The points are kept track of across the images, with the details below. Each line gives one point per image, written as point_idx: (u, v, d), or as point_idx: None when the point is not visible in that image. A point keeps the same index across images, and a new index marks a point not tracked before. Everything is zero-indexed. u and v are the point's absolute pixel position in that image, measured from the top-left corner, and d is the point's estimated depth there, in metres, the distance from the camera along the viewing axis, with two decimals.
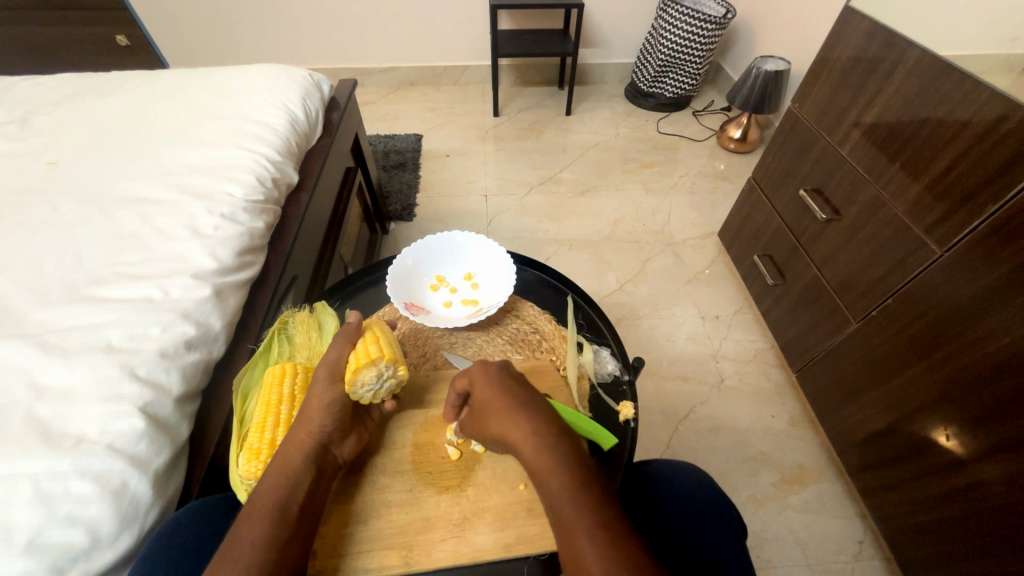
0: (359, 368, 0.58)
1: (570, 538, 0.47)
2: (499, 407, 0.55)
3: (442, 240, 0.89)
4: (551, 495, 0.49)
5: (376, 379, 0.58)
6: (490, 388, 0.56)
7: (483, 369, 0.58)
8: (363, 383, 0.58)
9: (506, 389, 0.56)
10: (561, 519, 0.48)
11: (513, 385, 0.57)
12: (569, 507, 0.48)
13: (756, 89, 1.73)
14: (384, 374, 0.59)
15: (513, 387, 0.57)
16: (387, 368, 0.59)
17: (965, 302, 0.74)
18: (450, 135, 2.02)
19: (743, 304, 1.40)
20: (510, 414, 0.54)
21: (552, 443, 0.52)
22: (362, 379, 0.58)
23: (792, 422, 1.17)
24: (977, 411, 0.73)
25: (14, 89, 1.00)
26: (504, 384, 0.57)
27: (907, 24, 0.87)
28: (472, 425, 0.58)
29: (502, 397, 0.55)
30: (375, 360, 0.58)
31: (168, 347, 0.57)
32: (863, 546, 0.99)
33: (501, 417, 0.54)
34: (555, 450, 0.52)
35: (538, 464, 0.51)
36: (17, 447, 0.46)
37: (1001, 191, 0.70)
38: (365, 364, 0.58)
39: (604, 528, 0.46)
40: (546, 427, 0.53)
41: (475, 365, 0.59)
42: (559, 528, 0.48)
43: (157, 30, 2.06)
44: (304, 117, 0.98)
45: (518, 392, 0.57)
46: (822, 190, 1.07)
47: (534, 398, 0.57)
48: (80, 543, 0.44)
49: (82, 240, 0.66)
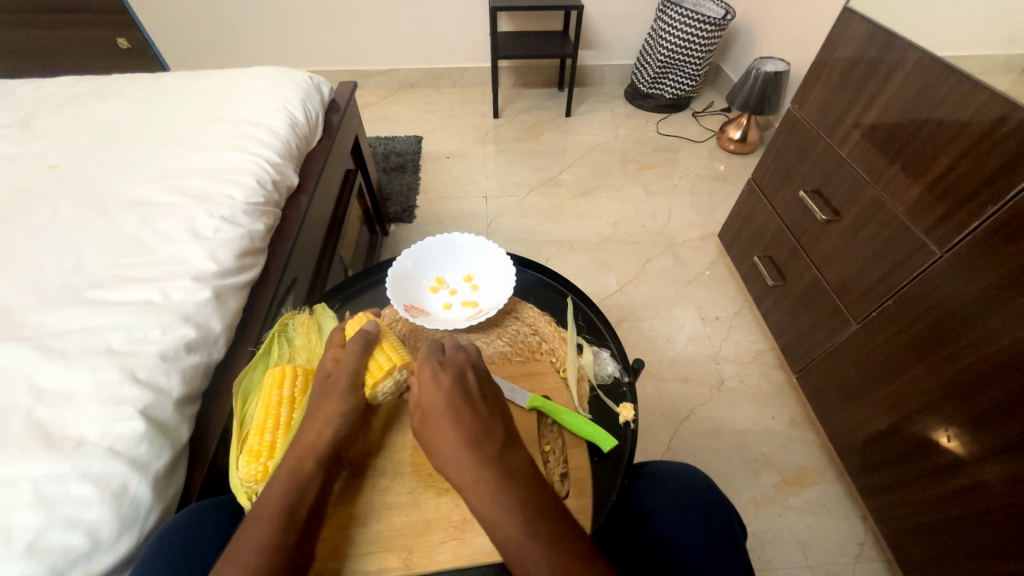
0: (377, 378, 0.62)
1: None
2: (441, 423, 0.55)
3: (442, 242, 0.89)
4: (499, 537, 0.49)
5: (393, 385, 0.63)
6: (439, 402, 0.57)
7: (435, 381, 0.59)
8: (385, 388, 0.63)
9: (454, 406, 0.56)
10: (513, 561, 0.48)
11: (457, 403, 0.57)
12: (525, 551, 0.47)
13: (756, 89, 1.73)
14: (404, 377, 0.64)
15: (458, 402, 0.57)
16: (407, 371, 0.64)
17: (967, 302, 0.74)
18: (450, 137, 2.02)
19: (743, 305, 1.40)
20: (453, 443, 0.53)
21: (502, 481, 0.51)
22: (383, 385, 0.63)
23: (793, 423, 1.16)
24: (978, 412, 0.73)
25: (16, 92, 1.00)
26: (448, 397, 0.57)
27: (906, 25, 0.87)
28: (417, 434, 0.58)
29: (443, 415, 0.56)
30: (391, 370, 0.63)
31: (168, 349, 0.58)
32: (864, 548, 0.99)
33: (444, 436, 0.54)
34: (501, 490, 0.50)
35: (482, 507, 0.50)
36: (17, 450, 0.46)
37: (1000, 192, 0.70)
38: (385, 371, 0.63)
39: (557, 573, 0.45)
40: (492, 461, 0.52)
41: (429, 369, 0.60)
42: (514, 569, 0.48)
43: (157, 33, 2.06)
44: (304, 119, 0.99)
45: (471, 415, 0.56)
46: (821, 191, 1.07)
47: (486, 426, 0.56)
48: (79, 546, 0.44)
49: (82, 243, 0.66)
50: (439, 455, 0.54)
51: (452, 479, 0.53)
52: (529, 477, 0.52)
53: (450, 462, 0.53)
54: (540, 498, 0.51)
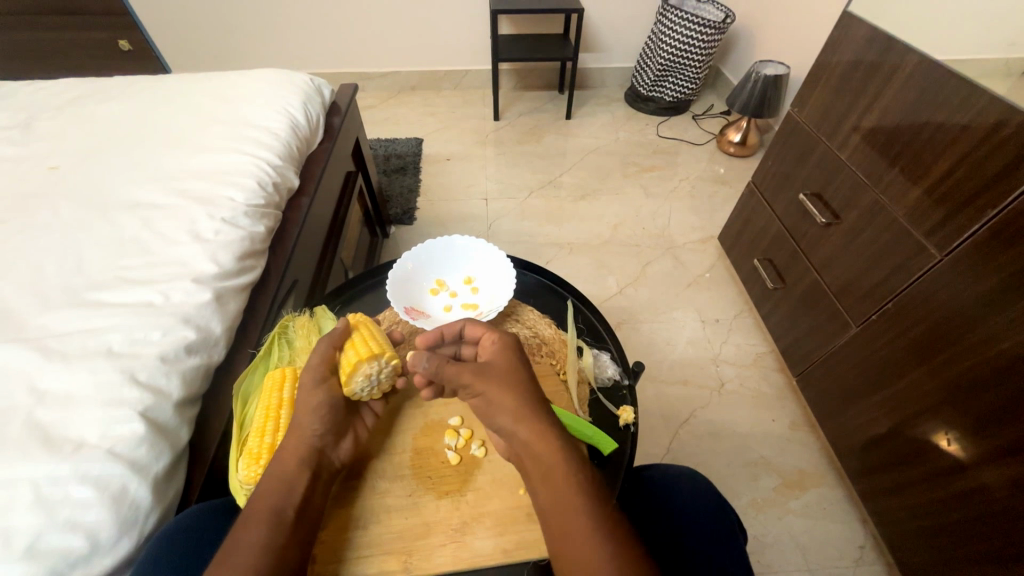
0: (348, 376, 0.60)
1: (573, 544, 0.47)
2: (515, 387, 0.56)
3: (443, 244, 0.90)
4: (563, 489, 0.49)
5: (367, 378, 0.60)
6: (514, 369, 0.58)
7: (507, 350, 0.61)
8: (358, 383, 0.59)
9: (526, 376, 0.58)
10: (564, 523, 0.48)
11: (528, 373, 0.59)
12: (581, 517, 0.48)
13: (756, 93, 1.73)
14: (377, 367, 0.60)
15: (529, 373, 0.59)
16: (378, 360, 0.61)
17: (966, 306, 0.74)
18: (451, 139, 2.03)
19: (743, 307, 1.40)
20: (529, 399, 0.55)
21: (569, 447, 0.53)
22: (355, 380, 0.60)
23: (793, 426, 1.16)
24: (978, 415, 0.73)
25: (18, 94, 1.00)
26: (520, 366, 0.59)
27: (905, 29, 0.87)
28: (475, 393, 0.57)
29: (517, 379, 0.57)
30: (357, 365, 0.59)
31: (168, 351, 0.58)
32: (864, 551, 0.99)
33: (514, 399, 0.55)
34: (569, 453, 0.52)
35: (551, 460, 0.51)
36: (16, 452, 0.46)
37: (1000, 196, 0.70)
38: (353, 366, 0.60)
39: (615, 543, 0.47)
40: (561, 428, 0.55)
41: (506, 340, 0.62)
42: (561, 529, 0.48)
43: (159, 35, 2.07)
44: (306, 122, 0.99)
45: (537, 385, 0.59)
46: (821, 194, 1.07)
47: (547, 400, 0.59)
48: (78, 548, 0.44)
49: (83, 245, 0.66)
50: (508, 414, 0.54)
51: (520, 432, 0.53)
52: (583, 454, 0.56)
53: (518, 424, 0.53)
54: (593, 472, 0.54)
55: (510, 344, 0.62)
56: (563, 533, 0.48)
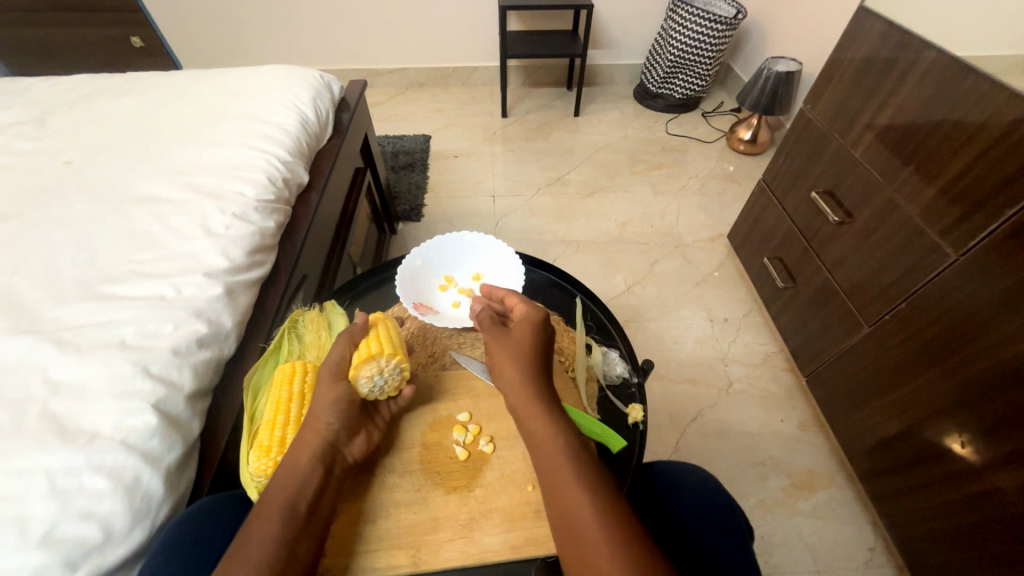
0: (353, 378, 0.60)
1: (563, 498, 0.49)
2: (521, 353, 0.59)
3: (452, 240, 0.90)
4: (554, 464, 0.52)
5: (372, 379, 0.60)
6: (528, 336, 0.61)
7: (532, 316, 0.63)
8: (361, 385, 0.60)
9: (538, 345, 0.61)
10: (555, 477, 0.51)
11: (541, 342, 0.62)
12: (570, 475, 0.50)
13: (767, 90, 1.71)
14: (377, 369, 0.60)
15: (543, 340, 0.62)
16: (378, 363, 0.61)
17: (981, 306, 0.73)
18: (459, 136, 2.02)
19: (752, 307, 1.39)
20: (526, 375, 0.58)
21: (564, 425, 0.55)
22: (360, 383, 0.60)
23: (803, 426, 1.15)
24: (992, 418, 0.72)
25: (33, 89, 1.01)
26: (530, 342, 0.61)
27: (921, 25, 0.86)
28: (489, 352, 0.62)
29: (527, 345, 0.60)
30: (359, 368, 0.60)
31: (180, 344, 0.58)
32: (874, 553, 0.98)
33: (517, 365, 0.58)
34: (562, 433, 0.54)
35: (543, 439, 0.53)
36: (33, 442, 0.47)
37: (1018, 195, 0.69)
38: (356, 368, 0.61)
39: (601, 498, 0.49)
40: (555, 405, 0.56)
41: (534, 306, 0.65)
42: (551, 483, 0.51)
43: (169, 31, 2.08)
44: (315, 118, 0.99)
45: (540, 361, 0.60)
46: (834, 193, 1.06)
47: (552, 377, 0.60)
48: (92, 538, 0.45)
49: (96, 238, 0.67)
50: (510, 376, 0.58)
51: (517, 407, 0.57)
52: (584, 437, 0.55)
53: (520, 386, 0.57)
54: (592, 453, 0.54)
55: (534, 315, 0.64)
56: (554, 488, 0.51)
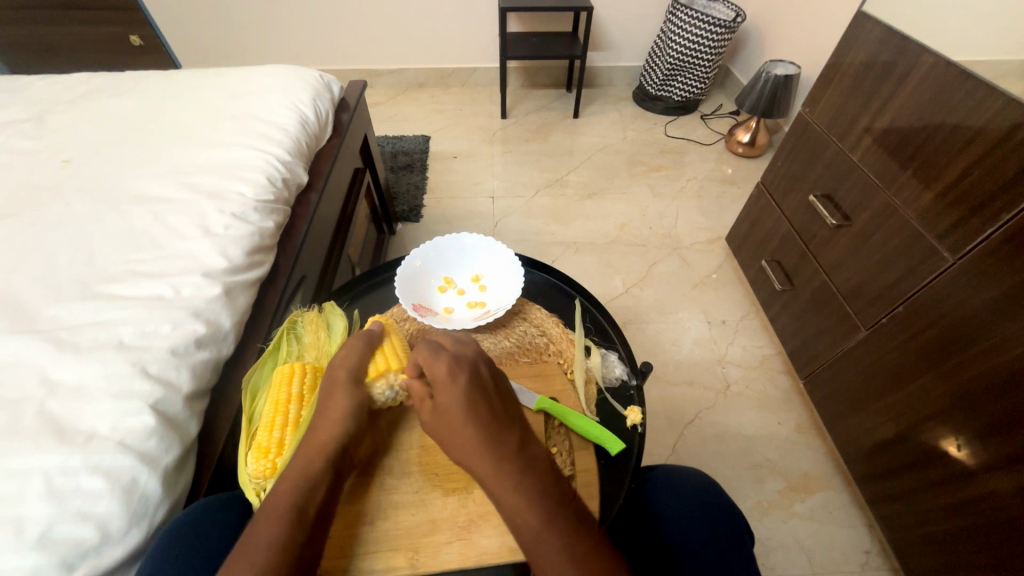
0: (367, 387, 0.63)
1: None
2: (454, 424, 0.53)
3: (451, 241, 0.90)
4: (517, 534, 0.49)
5: (385, 391, 0.63)
6: (453, 408, 0.54)
7: (449, 377, 0.55)
8: (372, 398, 0.63)
9: (474, 405, 0.54)
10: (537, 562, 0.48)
11: (477, 400, 0.54)
12: (545, 558, 0.47)
13: (766, 92, 1.72)
14: (387, 384, 0.63)
15: (473, 399, 0.54)
16: (390, 378, 0.63)
17: (977, 310, 0.74)
18: (457, 137, 2.03)
19: (750, 309, 1.40)
20: (471, 442, 0.52)
21: (520, 474, 0.51)
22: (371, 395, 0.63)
23: (799, 428, 1.16)
24: (987, 422, 0.72)
25: (31, 88, 1.01)
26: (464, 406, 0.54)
27: (919, 30, 0.86)
28: (432, 432, 0.56)
29: (456, 411, 0.53)
30: (372, 380, 0.63)
31: (178, 345, 0.58)
32: (870, 557, 0.98)
33: (456, 441, 0.53)
34: (521, 488, 0.50)
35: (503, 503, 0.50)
36: (29, 442, 0.47)
37: (1015, 200, 0.69)
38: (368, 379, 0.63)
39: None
40: (509, 461, 0.51)
41: (440, 366, 0.56)
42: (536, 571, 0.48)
43: (169, 30, 2.08)
44: (314, 118, 0.99)
45: (482, 414, 0.54)
46: (831, 196, 1.06)
47: (502, 420, 0.55)
48: (89, 539, 0.44)
49: (95, 237, 0.67)
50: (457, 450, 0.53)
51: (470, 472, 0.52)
52: (547, 477, 0.52)
53: (469, 459, 0.52)
54: (557, 497, 0.51)
55: (450, 375, 0.55)
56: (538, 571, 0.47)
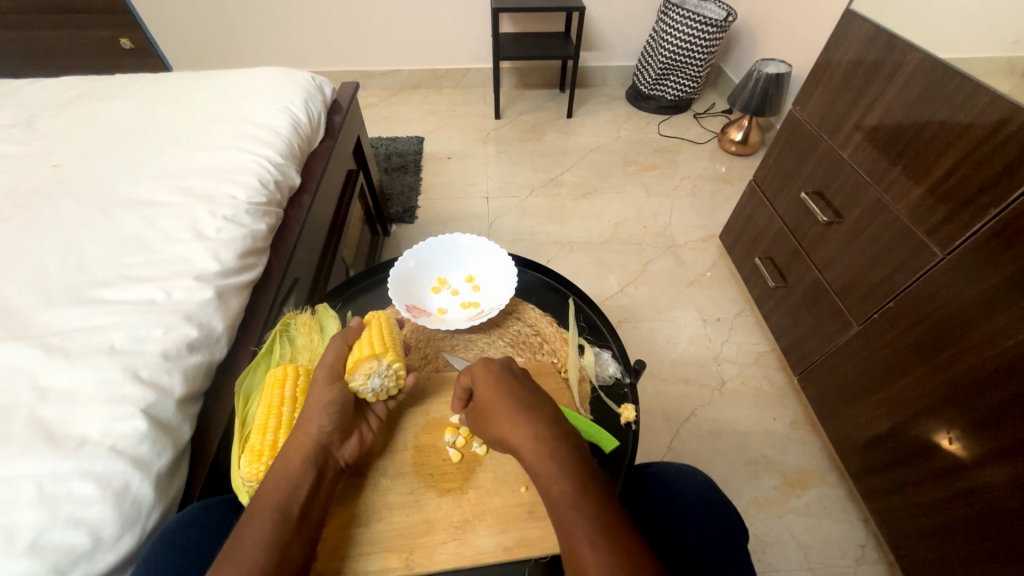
0: (349, 380, 0.60)
1: None
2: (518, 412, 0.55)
3: (444, 241, 0.89)
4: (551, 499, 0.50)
5: (368, 378, 0.60)
6: (509, 399, 0.56)
7: (495, 379, 0.58)
8: (360, 393, 0.61)
9: (523, 398, 0.57)
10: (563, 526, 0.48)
11: (526, 393, 0.58)
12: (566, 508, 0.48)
13: (758, 91, 1.72)
14: (365, 374, 0.59)
15: (528, 397, 0.58)
16: (364, 367, 0.60)
17: (967, 305, 0.74)
18: (451, 137, 2.02)
19: (744, 306, 1.40)
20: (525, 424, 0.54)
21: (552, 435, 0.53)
22: (358, 389, 0.61)
23: (794, 425, 1.16)
24: (979, 415, 0.73)
25: (20, 91, 1.00)
26: (516, 395, 0.57)
27: (908, 28, 0.87)
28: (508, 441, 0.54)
29: (523, 411, 0.55)
30: (352, 372, 0.60)
31: (170, 349, 0.58)
32: (866, 550, 0.99)
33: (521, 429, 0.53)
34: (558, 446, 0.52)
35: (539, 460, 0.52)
36: (18, 448, 0.46)
37: (1003, 194, 0.70)
38: (347, 376, 0.61)
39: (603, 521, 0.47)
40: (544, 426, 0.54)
41: (489, 371, 0.60)
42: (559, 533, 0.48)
43: (161, 32, 2.07)
44: (307, 119, 0.99)
45: (520, 395, 0.57)
46: (823, 193, 1.07)
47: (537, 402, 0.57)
48: (80, 545, 0.44)
49: (85, 241, 0.66)
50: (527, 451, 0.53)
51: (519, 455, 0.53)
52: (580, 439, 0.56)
53: (527, 442, 0.53)
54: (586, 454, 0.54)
55: (497, 373, 0.59)
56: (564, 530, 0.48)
